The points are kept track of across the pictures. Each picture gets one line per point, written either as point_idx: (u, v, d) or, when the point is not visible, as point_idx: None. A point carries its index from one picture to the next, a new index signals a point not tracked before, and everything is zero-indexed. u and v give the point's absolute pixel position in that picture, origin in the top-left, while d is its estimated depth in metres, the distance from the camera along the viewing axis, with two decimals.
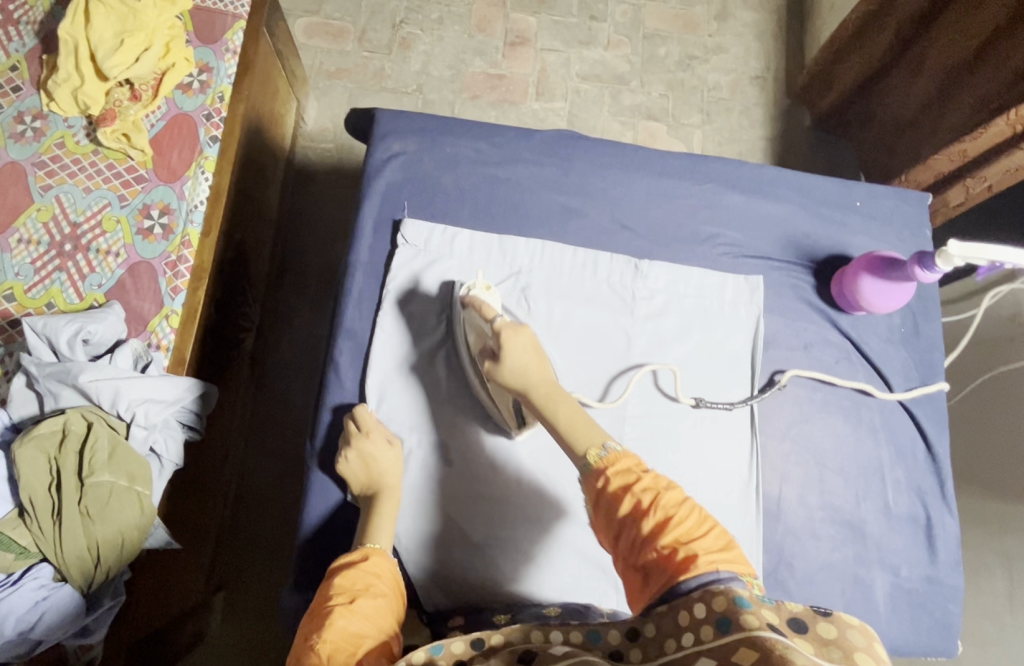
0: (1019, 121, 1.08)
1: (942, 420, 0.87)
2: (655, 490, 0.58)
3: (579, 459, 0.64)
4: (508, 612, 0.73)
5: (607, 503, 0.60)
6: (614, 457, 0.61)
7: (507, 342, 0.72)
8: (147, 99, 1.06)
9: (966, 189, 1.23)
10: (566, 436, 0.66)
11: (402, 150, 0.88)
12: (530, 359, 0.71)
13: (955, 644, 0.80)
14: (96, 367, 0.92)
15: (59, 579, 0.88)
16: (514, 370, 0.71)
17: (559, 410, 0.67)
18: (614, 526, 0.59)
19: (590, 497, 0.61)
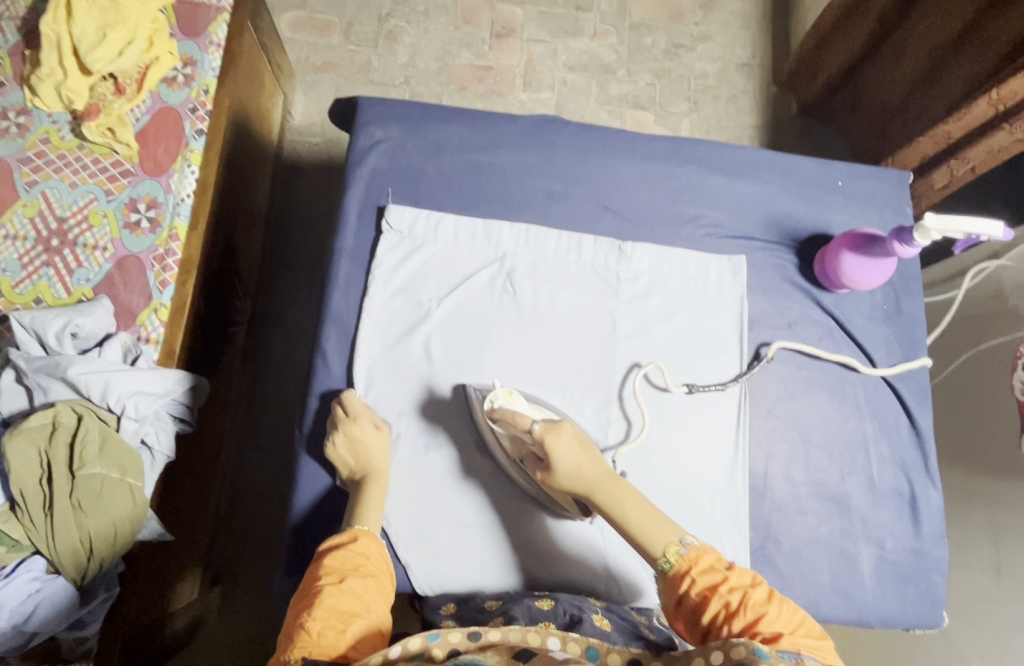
0: (1000, 101, 1.07)
1: (925, 395, 0.88)
2: (742, 588, 0.61)
3: (655, 562, 0.65)
4: (499, 600, 0.73)
5: (690, 603, 0.62)
6: (694, 555, 0.63)
7: (552, 446, 0.69)
8: (131, 93, 1.05)
9: (950, 172, 1.20)
10: (637, 539, 0.66)
11: (385, 137, 0.88)
12: (582, 461, 0.70)
13: (940, 613, 0.81)
14: (85, 359, 0.92)
15: (52, 571, 0.88)
16: (568, 475, 0.70)
17: (629, 509, 0.68)
18: (700, 624, 0.61)
19: (672, 598, 0.63)
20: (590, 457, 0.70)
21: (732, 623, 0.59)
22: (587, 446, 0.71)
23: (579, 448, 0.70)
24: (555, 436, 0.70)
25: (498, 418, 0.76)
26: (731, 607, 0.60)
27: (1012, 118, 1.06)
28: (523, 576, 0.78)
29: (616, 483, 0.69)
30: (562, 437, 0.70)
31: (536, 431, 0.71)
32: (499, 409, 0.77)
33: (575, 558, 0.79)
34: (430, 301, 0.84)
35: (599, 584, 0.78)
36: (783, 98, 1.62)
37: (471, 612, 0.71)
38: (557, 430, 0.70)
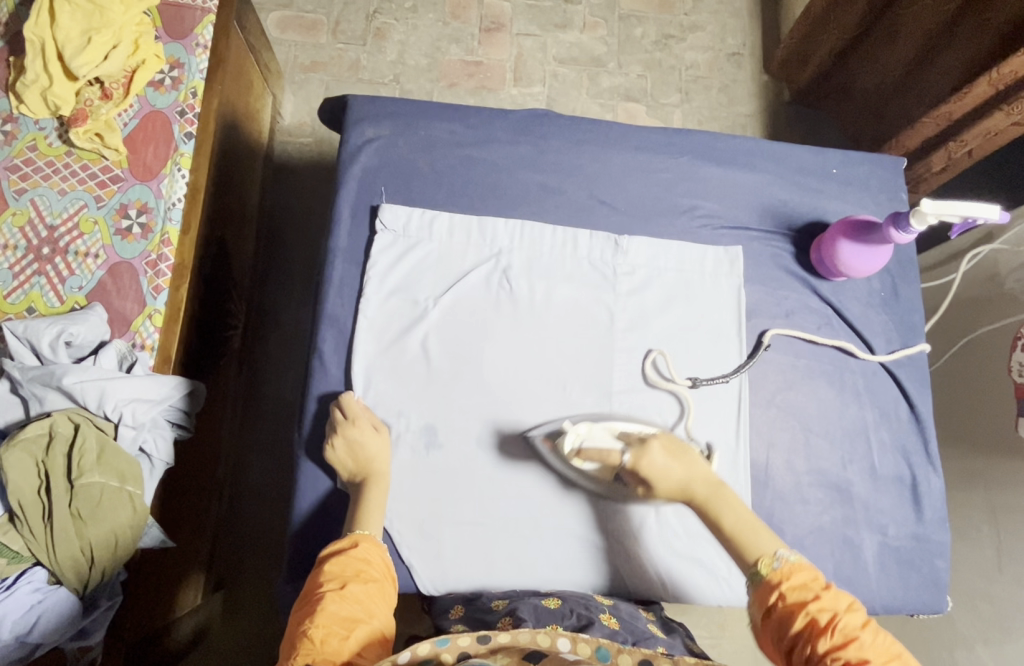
0: (1000, 80, 1.06)
1: (923, 381, 0.88)
2: (833, 610, 0.59)
3: (749, 568, 0.66)
4: (505, 599, 0.73)
5: (777, 615, 0.61)
6: (788, 569, 0.62)
7: (643, 463, 0.73)
8: (118, 97, 1.04)
9: (947, 155, 1.21)
10: (735, 542, 0.68)
11: (376, 135, 0.87)
12: (677, 470, 0.73)
13: (943, 598, 0.81)
14: (80, 368, 0.91)
15: (54, 581, 0.88)
16: (668, 487, 0.73)
17: (725, 513, 0.70)
18: (784, 638, 0.59)
19: (760, 608, 0.62)
20: (686, 464, 0.73)
21: (817, 641, 0.57)
22: (675, 451, 0.74)
23: (670, 457, 0.73)
24: (645, 455, 0.73)
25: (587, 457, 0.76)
26: (817, 626, 0.58)
27: (1010, 99, 1.06)
28: (531, 576, 0.77)
29: (714, 489, 0.72)
30: (652, 453, 0.73)
31: (628, 461, 0.74)
32: (582, 449, 0.76)
33: (590, 557, 0.79)
34: (427, 300, 0.83)
35: (604, 580, 0.78)
36: (776, 86, 1.61)
37: (478, 613, 0.71)
38: (645, 446, 0.74)
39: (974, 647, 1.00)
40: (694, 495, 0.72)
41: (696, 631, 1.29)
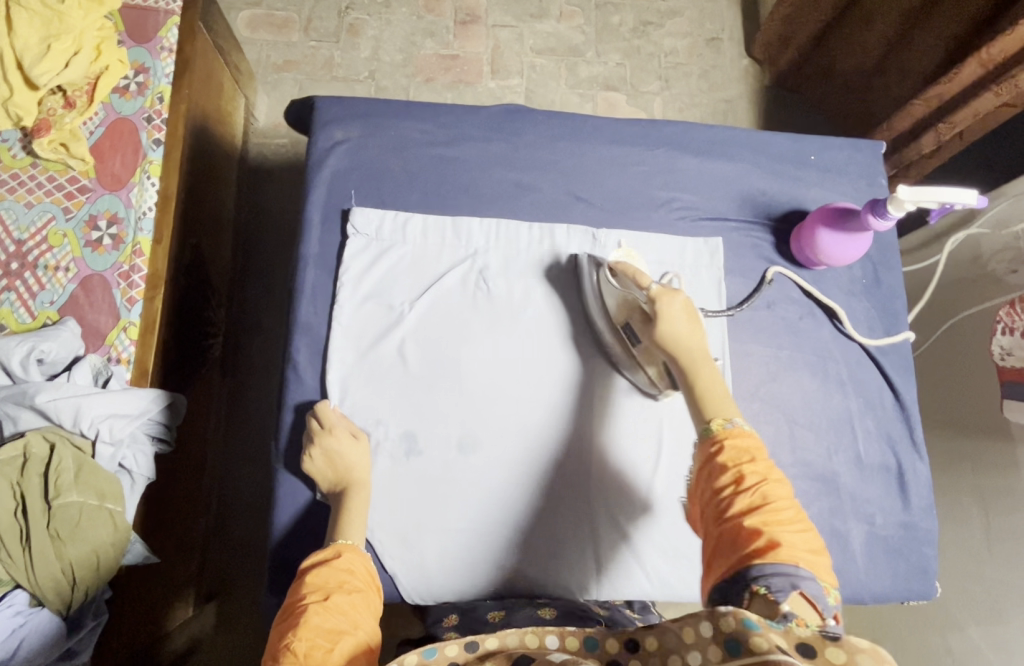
0: (989, 61, 1.02)
1: (908, 367, 0.88)
2: (764, 474, 0.57)
3: (701, 423, 0.64)
4: (501, 609, 0.73)
5: (708, 467, 0.60)
6: (736, 430, 0.61)
7: (663, 306, 0.71)
8: (82, 105, 1.01)
9: (938, 136, 1.18)
10: (697, 398, 0.66)
11: (345, 137, 0.85)
12: (685, 328, 0.70)
13: (932, 585, 0.81)
14: (53, 386, 0.90)
15: (36, 604, 0.86)
16: (667, 335, 0.69)
17: (704, 375, 0.67)
18: (708, 492, 0.59)
19: (698, 460, 0.62)
20: (696, 329, 0.70)
21: (736, 499, 0.56)
22: (694, 317, 0.71)
23: (686, 317, 0.70)
24: (669, 298, 0.71)
25: (618, 273, 0.78)
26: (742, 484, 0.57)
27: (1000, 79, 1.03)
28: (516, 577, 0.77)
29: (704, 356, 0.69)
30: (674, 304, 0.71)
31: (654, 290, 0.72)
32: (619, 265, 0.78)
33: (575, 558, 0.78)
34: (402, 304, 0.82)
35: (590, 581, 0.77)
36: (757, 70, 1.59)
37: (473, 623, 0.71)
38: (673, 296, 0.72)
39: (965, 628, 1.01)
40: (685, 351, 0.69)
41: None
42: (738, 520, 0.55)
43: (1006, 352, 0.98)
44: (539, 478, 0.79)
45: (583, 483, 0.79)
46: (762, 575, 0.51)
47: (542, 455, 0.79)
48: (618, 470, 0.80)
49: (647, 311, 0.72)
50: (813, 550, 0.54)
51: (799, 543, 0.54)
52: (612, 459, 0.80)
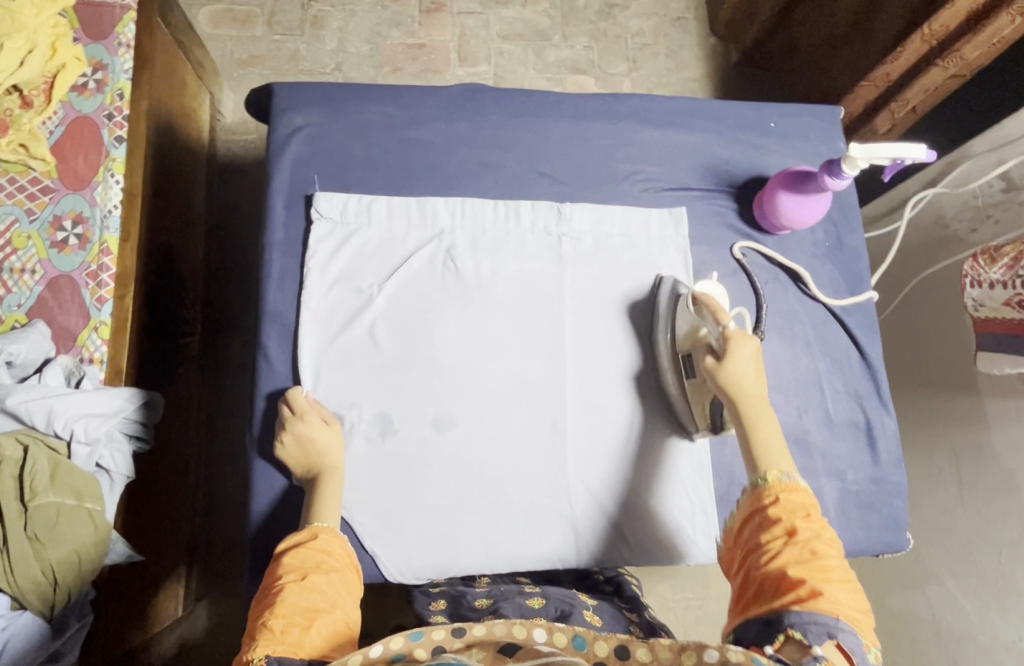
0: (932, 36, 1.04)
1: (873, 326, 0.90)
2: (815, 532, 0.61)
3: (754, 473, 0.67)
4: (489, 599, 0.78)
5: (760, 518, 0.63)
6: (790, 486, 0.65)
7: (734, 347, 0.72)
8: (40, 104, 0.99)
9: (891, 116, 1.20)
10: (753, 448, 0.69)
11: (305, 123, 0.85)
12: (750, 374, 0.72)
13: (904, 536, 0.83)
14: (24, 388, 0.88)
15: (18, 606, 0.85)
16: (729, 379, 0.71)
17: (761, 426, 0.70)
18: (754, 539, 0.62)
19: (747, 509, 0.65)
20: (760, 377, 0.72)
21: (784, 549, 0.60)
22: (761, 365, 0.73)
23: (753, 366, 0.72)
24: (741, 342, 0.72)
25: (699, 301, 0.77)
26: (791, 537, 0.61)
27: (944, 54, 1.05)
28: (500, 553, 0.77)
29: (766, 408, 0.72)
30: (745, 346, 0.73)
31: (729, 329, 0.73)
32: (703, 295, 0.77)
33: (555, 532, 0.79)
34: (371, 287, 0.82)
35: (570, 551, 0.79)
36: (723, 48, 1.61)
37: (462, 611, 0.77)
38: (746, 339, 0.73)
39: (943, 582, 1.04)
40: (747, 398, 0.71)
41: (682, 594, 1.36)
42: (784, 569, 0.58)
43: (977, 303, 0.94)
44: (517, 454, 0.79)
45: (560, 457, 0.80)
46: (800, 621, 0.54)
47: (520, 431, 0.80)
48: (595, 443, 0.81)
49: (717, 349, 0.73)
50: (859, 610, 0.57)
51: (845, 599, 0.56)
52: (583, 436, 0.81)
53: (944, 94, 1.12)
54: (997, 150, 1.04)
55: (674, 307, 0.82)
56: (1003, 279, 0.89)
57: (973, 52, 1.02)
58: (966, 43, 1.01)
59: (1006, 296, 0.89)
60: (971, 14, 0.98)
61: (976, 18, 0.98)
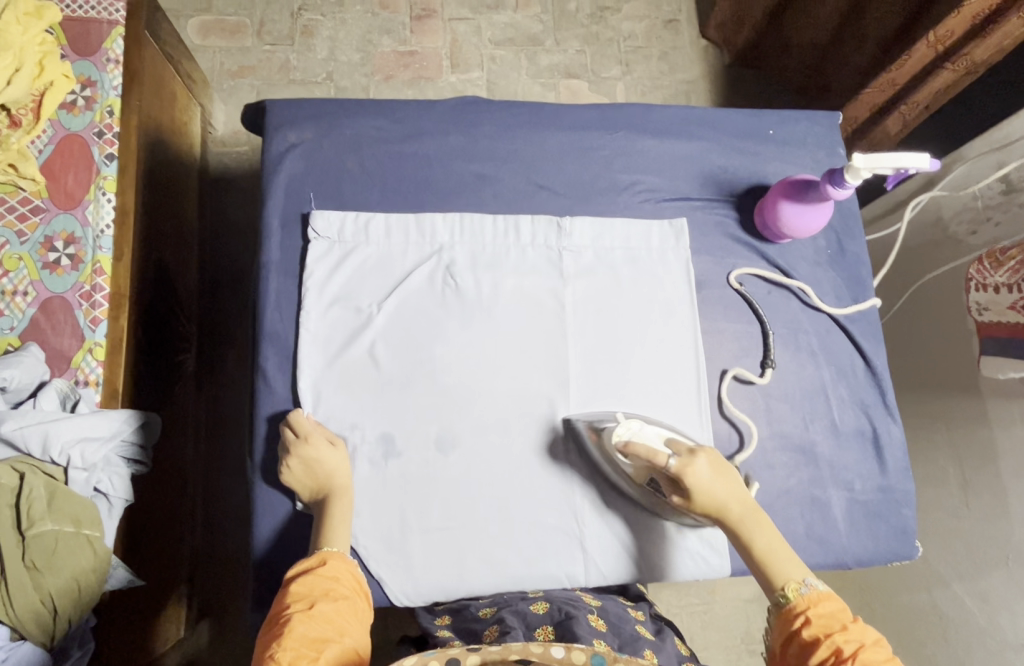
0: (939, 42, 1.05)
1: (877, 333, 0.89)
2: (857, 642, 0.60)
3: (773, 592, 0.68)
4: (493, 606, 0.76)
5: (800, 641, 0.63)
6: (812, 596, 0.65)
7: (688, 479, 0.70)
8: (28, 123, 0.98)
9: (900, 118, 1.17)
10: (761, 567, 0.70)
11: (299, 139, 0.84)
12: (718, 487, 0.71)
13: (913, 545, 0.83)
14: (19, 415, 0.86)
15: (18, 637, 0.83)
16: (706, 502, 0.71)
17: (757, 537, 0.71)
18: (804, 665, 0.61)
19: (782, 634, 0.64)
20: (730, 484, 0.72)
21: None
22: (723, 470, 0.72)
23: (715, 475, 0.71)
24: (691, 468, 0.70)
25: (628, 454, 0.72)
26: (839, 657, 0.59)
27: (953, 56, 1.04)
28: (510, 577, 0.76)
29: (750, 512, 0.72)
30: (699, 464, 0.71)
31: (673, 467, 0.70)
32: (629, 443, 0.72)
33: (564, 556, 0.78)
34: (371, 305, 0.81)
35: (579, 571, 0.78)
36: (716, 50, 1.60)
37: (466, 623, 0.75)
38: (694, 458, 0.71)
39: (949, 584, 1.04)
40: (729, 514, 0.71)
41: (687, 599, 1.35)
42: None
43: (983, 307, 0.96)
44: (520, 476, 0.78)
45: (562, 480, 0.79)
46: None
47: (521, 453, 0.79)
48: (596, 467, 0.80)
49: (675, 482, 0.71)
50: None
51: None
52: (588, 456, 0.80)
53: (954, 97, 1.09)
54: (996, 151, 1.03)
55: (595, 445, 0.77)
56: (1008, 282, 0.90)
57: (983, 55, 1.01)
58: (975, 47, 1.00)
59: (1010, 298, 0.90)
60: (978, 19, 0.98)
61: (984, 20, 0.98)
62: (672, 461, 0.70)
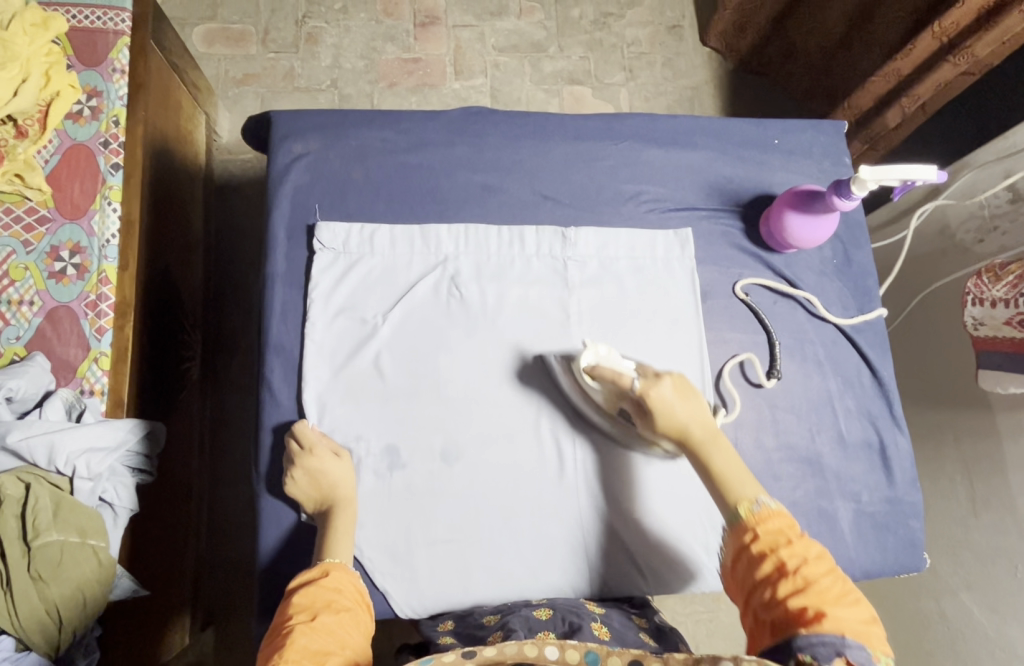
0: (943, 33, 1.04)
1: (883, 344, 0.89)
2: (802, 557, 0.59)
3: (726, 509, 0.66)
4: (498, 614, 0.73)
5: (747, 555, 0.61)
6: (763, 514, 0.63)
7: (652, 400, 0.70)
8: (34, 134, 0.98)
9: (902, 111, 1.18)
10: (717, 484, 0.68)
11: (305, 150, 0.84)
12: (681, 409, 0.71)
13: (921, 557, 0.82)
14: (24, 424, 0.86)
15: (22, 647, 0.83)
16: (667, 423, 0.70)
17: (715, 456, 0.69)
18: (747, 577, 0.60)
19: (731, 548, 0.63)
20: (693, 407, 0.71)
21: (779, 585, 0.58)
22: (686, 392, 0.71)
23: (678, 397, 0.71)
24: (655, 387, 0.70)
25: (597, 377, 0.74)
26: (781, 571, 0.58)
27: (955, 50, 1.05)
28: (515, 587, 0.76)
29: (711, 435, 0.70)
30: (664, 388, 0.71)
31: (638, 387, 0.71)
32: (595, 367, 0.74)
33: (569, 566, 0.78)
34: (376, 317, 0.80)
35: (585, 583, 0.78)
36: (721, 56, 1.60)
37: (469, 629, 0.71)
38: (658, 381, 0.71)
39: (957, 594, 1.03)
40: (690, 435, 0.70)
41: (693, 608, 1.34)
42: (783, 603, 0.57)
43: (977, 322, 0.94)
44: (525, 485, 0.78)
45: (566, 491, 0.79)
46: (807, 644, 0.53)
47: (524, 461, 0.79)
48: (598, 473, 0.79)
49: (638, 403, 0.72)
50: (864, 621, 0.55)
51: (848, 616, 0.55)
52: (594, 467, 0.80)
53: (954, 89, 1.13)
54: (1002, 160, 1.03)
55: (568, 373, 0.80)
56: (1005, 297, 0.89)
57: (985, 49, 1.03)
58: (978, 40, 1.01)
59: (1006, 315, 0.89)
60: (982, 11, 0.99)
61: (987, 14, 0.99)
62: (637, 381, 0.71)
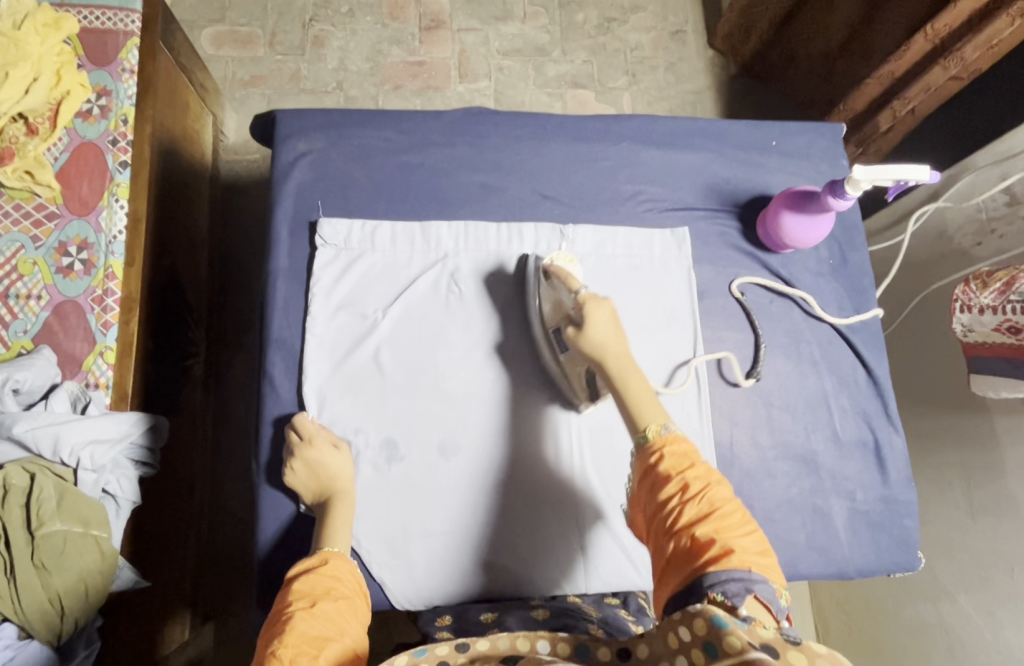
0: (936, 36, 1.06)
1: (879, 344, 0.89)
2: (706, 480, 0.57)
3: (634, 433, 0.63)
4: (495, 611, 0.74)
5: (652, 478, 0.59)
6: (670, 436, 0.61)
7: (590, 311, 0.69)
8: (45, 131, 1.00)
9: (893, 115, 1.19)
10: (630, 408, 0.65)
11: (309, 148, 0.86)
12: (611, 334, 0.69)
13: (915, 555, 0.82)
14: (31, 415, 0.88)
15: (25, 636, 0.84)
16: (592, 343, 0.68)
17: (632, 382, 0.66)
18: (651, 504, 0.58)
19: (637, 470, 0.60)
20: (622, 336, 0.69)
21: (684, 512, 0.55)
22: (621, 324, 0.70)
23: (613, 325, 0.69)
24: (596, 306, 0.70)
25: (552, 273, 0.77)
26: (685, 494, 0.56)
27: (947, 53, 1.05)
28: (507, 577, 0.77)
29: (627, 367, 0.67)
30: (602, 310, 0.70)
31: (581, 296, 0.71)
32: (553, 265, 0.78)
33: (563, 560, 0.78)
34: (376, 312, 0.82)
35: (578, 577, 0.78)
36: (723, 61, 1.60)
37: (466, 623, 0.73)
38: (600, 302, 0.70)
39: (954, 597, 1.03)
40: (607, 363, 0.67)
41: None
42: (687, 531, 0.54)
43: (966, 328, 0.93)
44: (519, 475, 0.79)
45: (558, 479, 0.79)
46: (717, 582, 0.51)
47: (516, 450, 0.80)
48: (590, 464, 0.80)
49: (577, 318, 0.71)
50: (762, 552, 0.54)
51: (749, 546, 0.53)
52: (590, 455, 0.80)
53: (944, 95, 1.12)
54: (999, 164, 1.04)
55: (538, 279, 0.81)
56: (993, 305, 0.87)
57: (974, 53, 1.03)
58: (967, 43, 1.02)
59: (994, 322, 0.88)
60: (973, 14, 1.01)
61: (978, 17, 1.00)
62: (585, 288, 0.73)
